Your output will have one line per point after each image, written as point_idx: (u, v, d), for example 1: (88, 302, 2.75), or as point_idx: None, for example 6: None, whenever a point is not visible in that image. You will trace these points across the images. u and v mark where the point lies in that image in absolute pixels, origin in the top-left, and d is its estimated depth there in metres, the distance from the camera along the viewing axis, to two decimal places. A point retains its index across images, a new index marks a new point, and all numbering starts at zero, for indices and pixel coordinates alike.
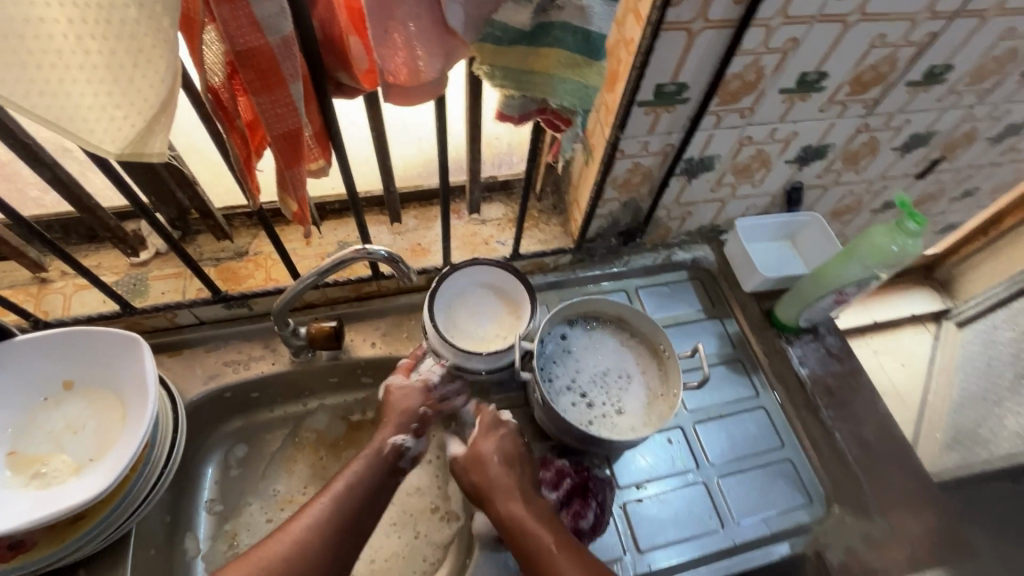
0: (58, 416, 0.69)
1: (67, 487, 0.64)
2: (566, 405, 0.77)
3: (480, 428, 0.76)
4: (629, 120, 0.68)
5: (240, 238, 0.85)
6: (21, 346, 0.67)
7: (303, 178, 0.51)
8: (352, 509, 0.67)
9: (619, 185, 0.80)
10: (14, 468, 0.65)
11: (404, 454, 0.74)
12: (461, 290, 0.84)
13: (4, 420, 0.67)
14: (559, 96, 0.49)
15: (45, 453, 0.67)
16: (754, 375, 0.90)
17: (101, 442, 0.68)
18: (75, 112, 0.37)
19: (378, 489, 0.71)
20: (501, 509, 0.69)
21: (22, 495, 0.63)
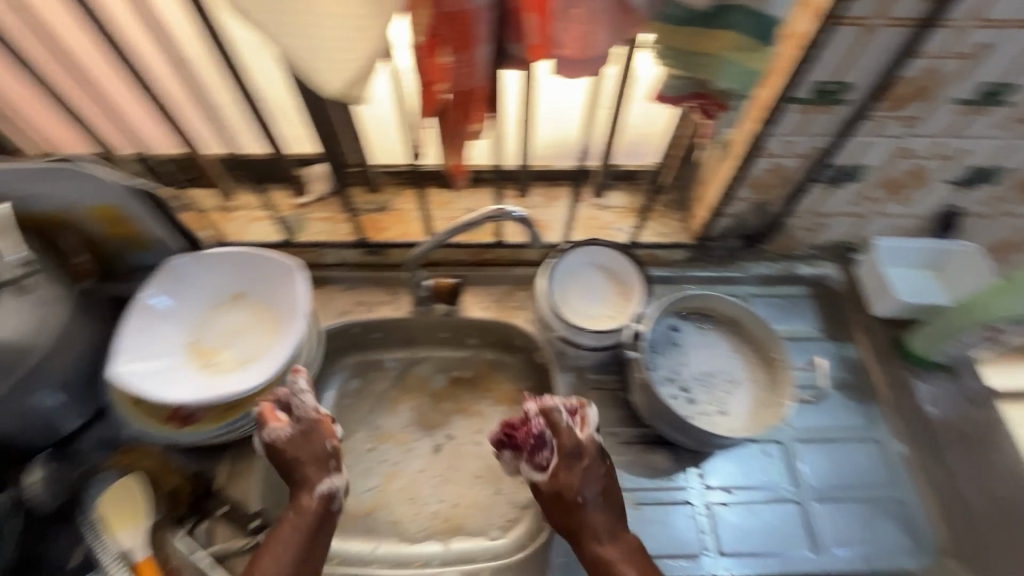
0: (226, 319, 0.81)
1: (229, 377, 0.76)
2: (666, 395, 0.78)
3: (558, 459, 0.69)
4: (780, 117, 0.67)
5: (385, 193, 0.93)
6: (210, 256, 0.80)
7: (470, 133, 0.58)
8: (293, 561, 0.63)
9: (754, 185, 0.79)
10: (190, 355, 0.78)
11: (332, 496, 0.68)
12: (575, 266, 0.86)
13: (187, 314, 0.80)
14: (720, 79, 0.51)
15: (214, 347, 0.80)
16: (870, 405, 0.85)
17: (256, 346, 0.79)
18: (315, 51, 0.46)
19: (315, 541, 0.65)
20: (597, 552, 0.66)
21: (196, 377, 0.76)
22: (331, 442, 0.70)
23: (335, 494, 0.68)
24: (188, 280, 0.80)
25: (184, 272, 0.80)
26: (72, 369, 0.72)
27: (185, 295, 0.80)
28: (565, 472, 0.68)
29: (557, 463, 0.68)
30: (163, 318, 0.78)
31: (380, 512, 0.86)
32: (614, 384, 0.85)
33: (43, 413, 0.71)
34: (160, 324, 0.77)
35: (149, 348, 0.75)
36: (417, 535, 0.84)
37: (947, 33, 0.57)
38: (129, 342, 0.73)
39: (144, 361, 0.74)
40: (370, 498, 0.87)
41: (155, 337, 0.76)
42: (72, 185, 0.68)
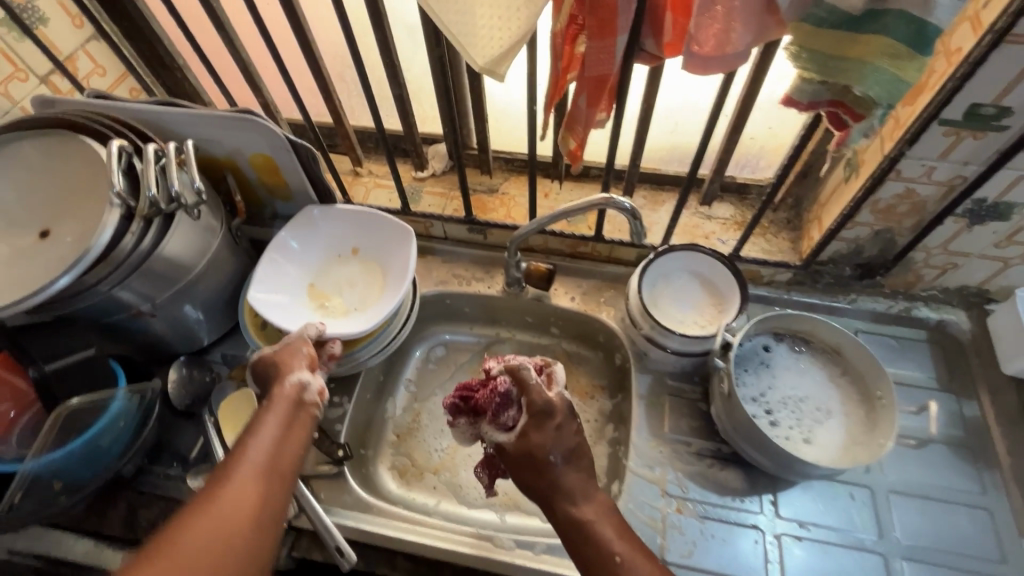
0: (342, 270, 0.90)
1: (337, 321, 0.85)
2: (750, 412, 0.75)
3: (525, 420, 0.70)
4: (922, 137, 0.63)
5: (496, 177, 0.99)
6: (336, 211, 0.89)
7: (593, 119, 0.60)
8: (273, 444, 0.59)
9: (879, 210, 0.74)
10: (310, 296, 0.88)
11: (305, 386, 0.66)
12: (668, 272, 0.87)
13: (311, 260, 0.90)
14: (865, 85, 0.49)
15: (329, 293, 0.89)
16: (984, 469, 0.77)
17: (365, 298, 0.88)
18: (470, 27, 0.51)
19: (295, 429, 0.62)
20: (576, 511, 0.65)
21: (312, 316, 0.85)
22: (308, 348, 0.71)
23: (310, 389, 0.66)
24: (317, 229, 0.90)
25: (317, 224, 0.90)
26: (215, 291, 0.84)
27: (312, 242, 0.90)
28: (535, 431, 0.69)
29: (526, 422, 0.69)
30: (292, 258, 0.88)
31: (446, 473, 0.90)
32: (692, 393, 0.84)
33: (189, 324, 0.84)
34: (291, 265, 0.88)
35: (280, 283, 0.86)
36: (476, 502, 0.88)
37: None
38: (265, 274, 0.84)
39: (274, 292, 0.84)
40: (439, 458, 0.92)
41: (283, 273, 0.87)
42: (246, 135, 0.80)
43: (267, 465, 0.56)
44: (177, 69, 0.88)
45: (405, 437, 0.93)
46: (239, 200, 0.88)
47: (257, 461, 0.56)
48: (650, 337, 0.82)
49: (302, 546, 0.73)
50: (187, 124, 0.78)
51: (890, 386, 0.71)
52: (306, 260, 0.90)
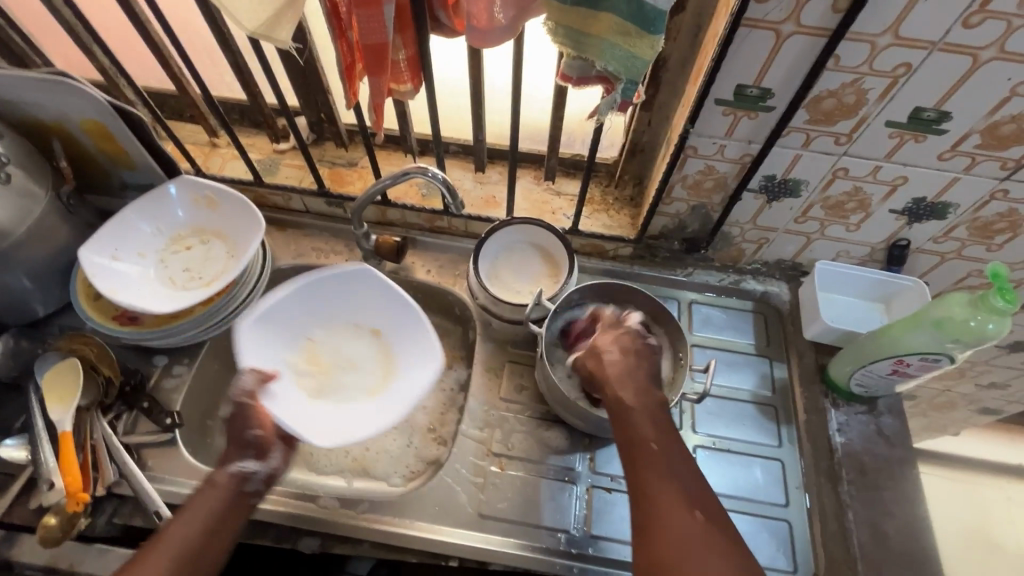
0: (213, 270, 0.87)
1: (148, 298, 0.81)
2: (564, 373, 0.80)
3: (614, 353, 0.72)
4: (705, 116, 0.68)
5: (355, 152, 1.00)
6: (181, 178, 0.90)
7: (383, 88, 0.61)
8: (180, 540, 0.59)
9: (689, 185, 0.80)
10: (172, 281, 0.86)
11: (248, 478, 0.65)
12: (509, 246, 0.90)
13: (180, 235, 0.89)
14: (605, 61, 0.53)
15: (191, 285, 0.85)
16: (783, 425, 0.84)
17: (190, 293, 0.84)
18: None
19: (224, 519, 0.62)
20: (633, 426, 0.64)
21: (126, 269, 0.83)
22: (258, 430, 0.68)
23: (254, 478, 0.65)
24: (172, 217, 0.90)
25: (167, 195, 0.88)
26: (46, 259, 0.82)
27: (369, 318, 0.85)
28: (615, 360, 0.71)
29: (625, 364, 0.70)
30: (332, 317, 0.85)
31: None
32: (531, 360, 0.88)
33: (16, 293, 0.81)
34: (140, 233, 0.87)
35: (123, 249, 0.84)
36: (325, 469, 0.89)
37: (862, 47, 0.58)
38: (104, 240, 0.82)
39: (113, 259, 0.82)
40: None
41: (302, 310, 0.83)
42: (65, 98, 0.77)
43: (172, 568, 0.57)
44: None
45: None
46: (64, 165, 0.85)
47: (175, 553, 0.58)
48: (486, 306, 0.86)
49: (123, 513, 0.74)
50: (1, 85, 0.75)
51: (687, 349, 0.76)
52: (331, 322, 0.86)
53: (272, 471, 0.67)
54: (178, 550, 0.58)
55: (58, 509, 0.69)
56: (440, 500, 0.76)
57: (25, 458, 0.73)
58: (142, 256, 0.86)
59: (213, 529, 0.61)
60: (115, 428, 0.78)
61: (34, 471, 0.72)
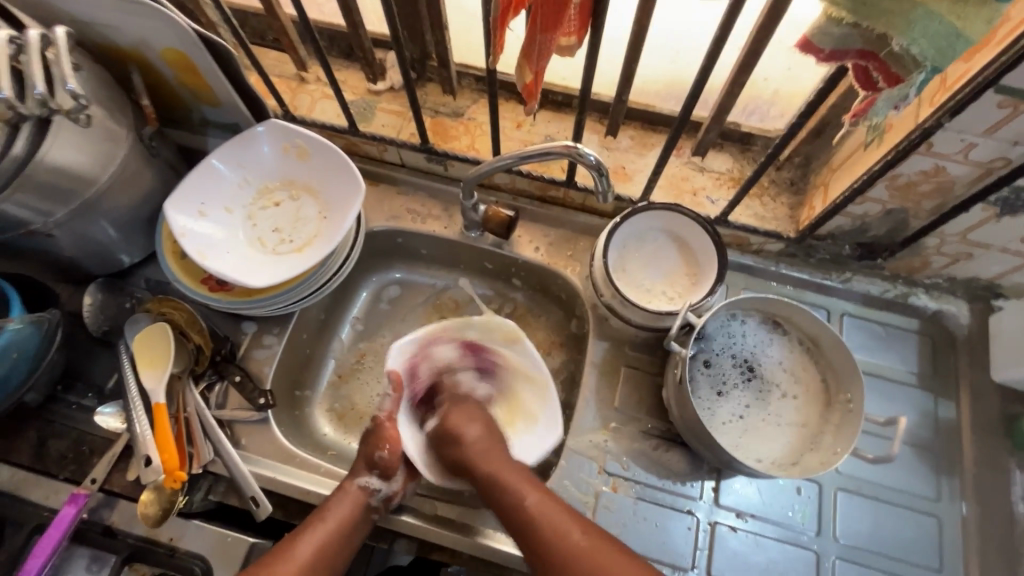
0: (306, 233, 0.78)
1: (233, 264, 0.74)
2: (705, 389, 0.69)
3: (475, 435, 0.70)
4: (971, 107, 0.50)
5: (462, 99, 0.85)
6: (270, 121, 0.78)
7: (550, 48, 0.47)
8: (317, 546, 0.61)
9: (897, 186, 0.62)
10: (264, 243, 0.78)
11: (373, 493, 0.67)
12: (640, 234, 0.76)
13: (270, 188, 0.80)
14: (909, 38, 0.36)
15: (282, 251, 0.77)
16: (944, 477, 0.72)
17: (279, 260, 0.76)
18: None
19: (355, 532, 0.64)
20: (501, 482, 0.65)
21: (215, 229, 0.75)
22: (383, 452, 0.68)
23: (377, 496, 0.67)
24: (260, 166, 0.79)
25: (254, 142, 0.77)
26: (132, 209, 0.75)
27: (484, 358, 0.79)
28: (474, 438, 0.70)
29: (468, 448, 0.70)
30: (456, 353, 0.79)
31: None
32: (651, 367, 0.77)
33: (102, 243, 0.75)
34: (224, 184, 0.77)
35: (210, 204, 0.76)
36: None
37: None
38: (190, 195, 0.74)
39: (200, 217, 0.74)
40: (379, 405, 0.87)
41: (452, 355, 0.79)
42: (146, 24, 0.65)
43: (311, 570, 0.60)
44: None
45: (345, 379, 0.88)
46: (145, 102, 0.74)
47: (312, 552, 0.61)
48: (612, 305, 0.73)
49: (218, 491, 0.71)
50: (74, 3, 0.64)
51: (860, 392, 0.63)
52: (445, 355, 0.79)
53: (391, 495, 0.68)
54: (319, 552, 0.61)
55: (156, 486, 0.67)
56: None
57: (121, 427, 0.71)
58: (228, 212, 0.77)
59: (345, 541, 0.63)
60: (208, 401, 0.74)
61: (132, 438, 0.70)
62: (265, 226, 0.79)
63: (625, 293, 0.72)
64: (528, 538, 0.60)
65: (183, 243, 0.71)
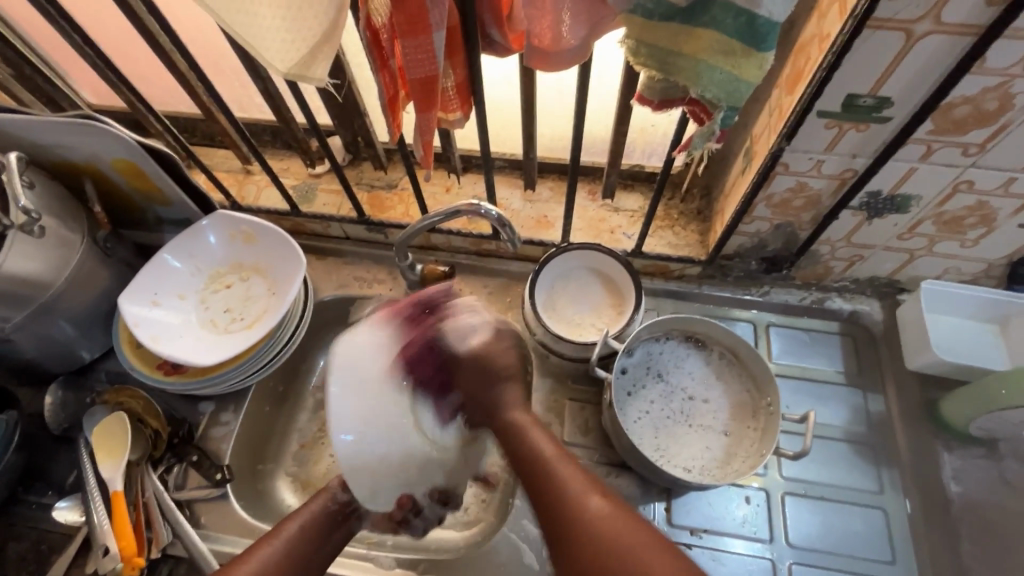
0: (257, 309, 0.83)
1: (188, 347, 0.78)
2: (637, 408, 0.74)
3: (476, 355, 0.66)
4: (804, 130, 0.58)
5: (393, 172, 0.93)
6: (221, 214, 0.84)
7: (432, 124, 0.54)
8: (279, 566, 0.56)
9: (775, 204, 0.70)
10: (216, 323, 0.82)
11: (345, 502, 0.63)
12: (564, 274, 0.82)
13: (219, 272, 0.86)
14: (702, 86, 0.44)
15: (234, 328, 0.82)
16: (884, 468, 0.75)
17: (234, 336, 0.80)
18: (244, 10, 0.45)
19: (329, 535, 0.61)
20: (525, 447, 0.59)
21: (169, 316, 0.80)
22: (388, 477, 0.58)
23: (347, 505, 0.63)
24: (208, 252, 0.85)
25: (202, 233, 0.84)
26: (89, 309, 0.80)
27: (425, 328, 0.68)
28: (513, 359, 0.66)
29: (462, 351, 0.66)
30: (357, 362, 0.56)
31: None
32: (594, 398, 0.81)
33: (62, 342, 0.79)
34: (176, 274, 0.83)
35: (163, 294, 0.81)
36: None
37: (1019, 46, 0.46)
38: (143, 287, 0.79)
39: (153, 306, 0.79)
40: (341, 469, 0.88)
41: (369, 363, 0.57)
42: (94, 141, 0.73)
43: (286, 560, 0.56)
44: (28, 68, 0.80)
45: (308, 448, 0.90)
46: (99, 209, 0.81)
47: (276, 551, 0.57)
48: (546, 342, 0.78)
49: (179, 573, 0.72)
50: (28, 131, 0.71)
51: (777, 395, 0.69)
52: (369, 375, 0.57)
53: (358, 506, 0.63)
54: (285, 560, 0.56)
55: None
56: (506, 557, 0.72)
57: (78, 519, 0.72)
58: (181, 299, 0.82)
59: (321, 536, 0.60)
60: (167, 483, 0.76)
61: (91, 530, 0.71)
62: (217, 308, 0.83)
63: (555, 330, 0.77)
64: (541, 472, 0.56)
65: (138, 333, 0.75)
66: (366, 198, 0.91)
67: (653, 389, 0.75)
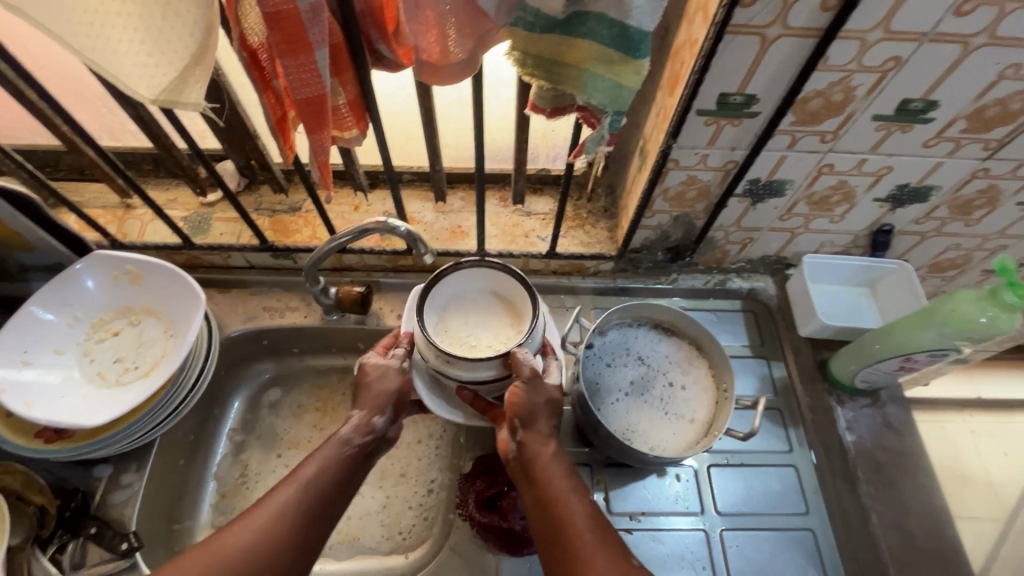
0: (156, 352, 0.75)
1: (72, 407, 0.69)
2: (610, 385, 0.76)
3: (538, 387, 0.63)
4: (687, 128, 0.62)
5: (296, 195, 0.89)
6: (99, 257, 0.76)
7: (326, 143, 0.52)
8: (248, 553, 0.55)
9: (671, 197, 0.74)
10: (105, 375, 0.74)
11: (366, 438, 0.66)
12: (452, 295, 0.69)
13: (105, 318, 0.77)
14: (588, 94, 0.46)
15: (127, 377, 0.74)
16: (791, 428, 0.82)
17: (129, 387, 0.72)
18: (98, 30, 0.41)
19: (350, 476, 0.63)
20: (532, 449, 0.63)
21: (44, 373, 0.71)
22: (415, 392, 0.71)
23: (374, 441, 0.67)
24: (89, 296, 0.76)
25: (78, 278, 0.75)
26: None
27: None
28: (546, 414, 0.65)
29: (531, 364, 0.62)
30: None
31: None
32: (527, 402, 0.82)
33: None
34: (49, 327, 0.73)
35: (35, 350, 0.72)
36: None
37: (852, 45, 0.53)
38: (9, 346, 0.70)
39: (23, 366, 0.70)
40: None
41: None
42: None
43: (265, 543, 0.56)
44: None
45: (231, 496, 0.83)
46: None
47: (262, 523, 0.56)
48: (441, 372, 0.64)
49: None
50: None
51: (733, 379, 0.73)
52: None
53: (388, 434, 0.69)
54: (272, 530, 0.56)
55: None
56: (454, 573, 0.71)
57: None
58: (58, 354, 0.73)
59: (326, 509, 0.60)
60: (61, 565, 0.67)
61: None
62: (106, 359, 0.75)
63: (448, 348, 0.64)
64: (544, 485, 0.60)
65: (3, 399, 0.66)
66: (268, 224, 0.86)
67: (625, 368, 0.77)
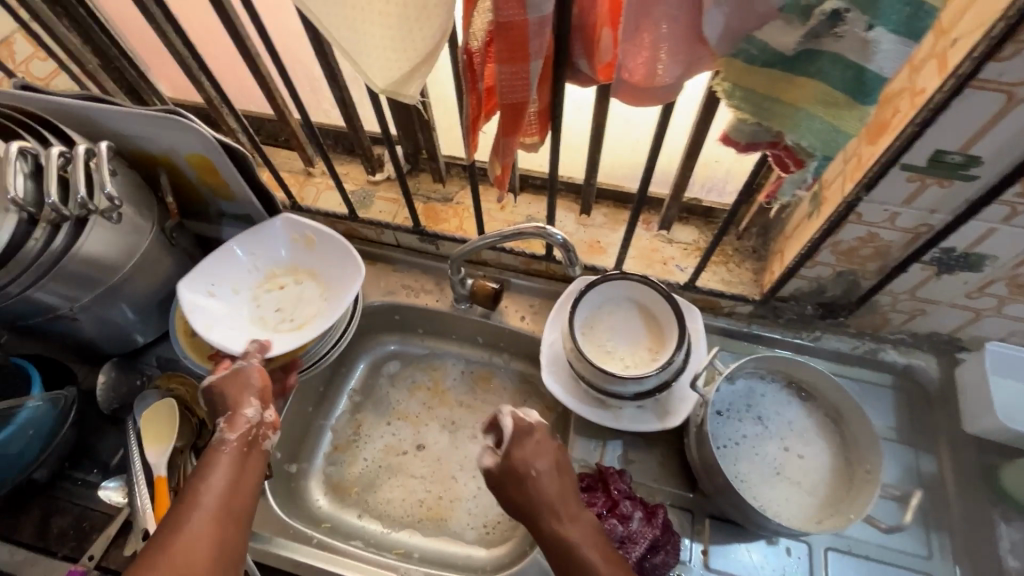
0: (311, 311, 0.84)
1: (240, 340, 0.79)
2: (729, 437, 0.74)
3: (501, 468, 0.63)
4: (883, 182, 0.57)
5: (450, 186, 0.94)
6: (281, 219, 0.86)
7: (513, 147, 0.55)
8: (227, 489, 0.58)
9: (840, 251, 0.69)
10: (268, 321, 0.83)
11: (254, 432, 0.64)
12: (606, 301, 0.79)
13: (275, 271, 0.87)
14: (798, 133, 0.44)
15: (285, 327, 0.83)
16: (935, 533, 0.72)
17: (285, 336, 0.81)
18: (354, 24, 0.46)
19: (243, 473, 0.61)
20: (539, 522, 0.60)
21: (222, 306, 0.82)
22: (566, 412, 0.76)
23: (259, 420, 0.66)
24: (268, 249, 0.87)
25: (265, 230, 0.86)
26: (152, 295, 0.82)
27: None
28: (539, 483, 0.61)
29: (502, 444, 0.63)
30: None
31: (375, 490, 0.88)
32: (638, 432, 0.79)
33: (121, 326, 0.81)
34: (234, 268, 0.85)
35: (219, 285, 0.83)
36: (402, 522, 0.86)
37: None
38: (202, 276, 0.81)
39: (209, 296, 0.81)
40: (376, 473, 0.89)
41: None
42: (173, 134, 0.74)
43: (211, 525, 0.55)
44: (115, 63, 0.83)
45: (343, 450, 0.91)
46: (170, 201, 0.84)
47: (213, 502, 0.56)
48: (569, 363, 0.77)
49: None
50: (110, 119, 0.73)
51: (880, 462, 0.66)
52: None
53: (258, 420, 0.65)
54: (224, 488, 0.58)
55: None
56: None
57: (122, 500, 0.75)
58: (235, 292, 0.84)
59: (247, 465, 0.61)
60: None
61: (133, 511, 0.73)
62: (270, 306, 0.85)
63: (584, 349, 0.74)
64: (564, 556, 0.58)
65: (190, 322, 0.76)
66: (422, 209, 0.93)
67: (746, 423, 0.74)
